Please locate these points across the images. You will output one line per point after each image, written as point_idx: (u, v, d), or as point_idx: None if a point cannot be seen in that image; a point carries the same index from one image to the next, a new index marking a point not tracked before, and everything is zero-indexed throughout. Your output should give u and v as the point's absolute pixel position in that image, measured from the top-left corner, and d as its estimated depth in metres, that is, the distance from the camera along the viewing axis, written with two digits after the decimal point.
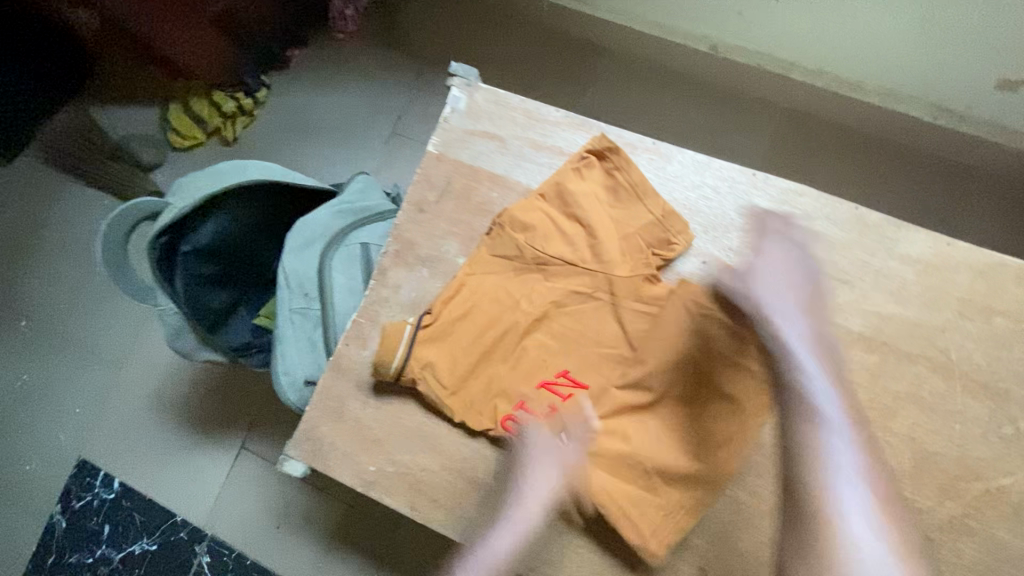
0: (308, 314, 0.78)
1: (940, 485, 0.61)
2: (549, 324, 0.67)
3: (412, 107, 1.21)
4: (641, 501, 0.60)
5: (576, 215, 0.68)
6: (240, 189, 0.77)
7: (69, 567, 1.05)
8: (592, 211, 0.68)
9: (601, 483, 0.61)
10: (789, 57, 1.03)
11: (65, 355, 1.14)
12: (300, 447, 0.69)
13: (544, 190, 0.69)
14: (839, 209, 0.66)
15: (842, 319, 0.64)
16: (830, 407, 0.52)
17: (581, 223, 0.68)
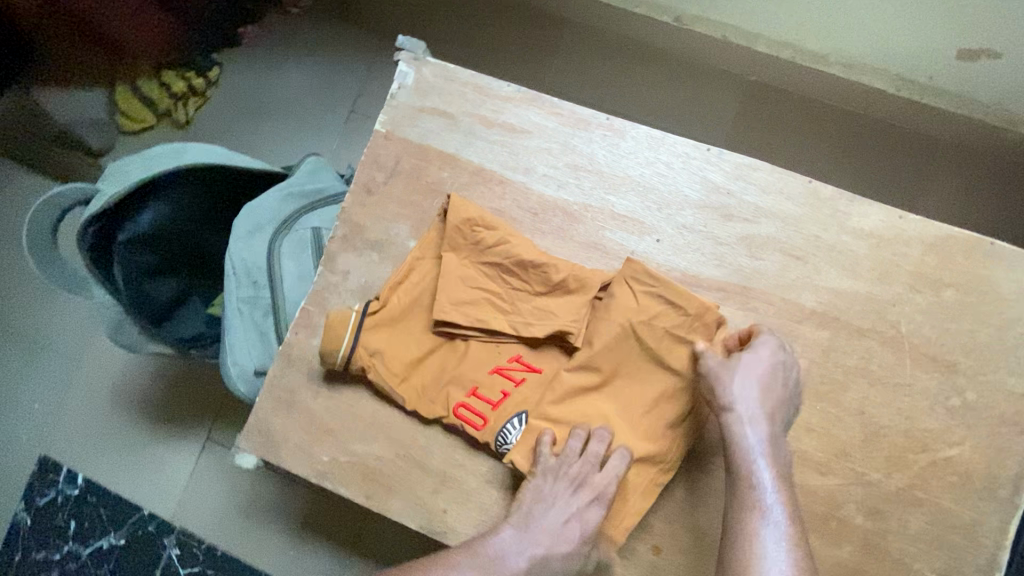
0: (257, 303, 0.75)
1: (888, 457, 0.61)
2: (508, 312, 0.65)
3: (371, 84, 1.16)
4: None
5: (492, 259, 0.66)
6: (180, 173, 0.74)
7: (36, 563, 1.12)
8: (516, 249, 0.65)
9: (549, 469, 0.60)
10: (755, 30, 0.97)
11: (25, 353, 1.18)
12: (251, 440, 0.69)
13: (456, 227, 0.66)
14: (793, 183, 0.65)
15: (794, 295, 0.63)
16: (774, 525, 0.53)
17: (497, 263, 0.66)
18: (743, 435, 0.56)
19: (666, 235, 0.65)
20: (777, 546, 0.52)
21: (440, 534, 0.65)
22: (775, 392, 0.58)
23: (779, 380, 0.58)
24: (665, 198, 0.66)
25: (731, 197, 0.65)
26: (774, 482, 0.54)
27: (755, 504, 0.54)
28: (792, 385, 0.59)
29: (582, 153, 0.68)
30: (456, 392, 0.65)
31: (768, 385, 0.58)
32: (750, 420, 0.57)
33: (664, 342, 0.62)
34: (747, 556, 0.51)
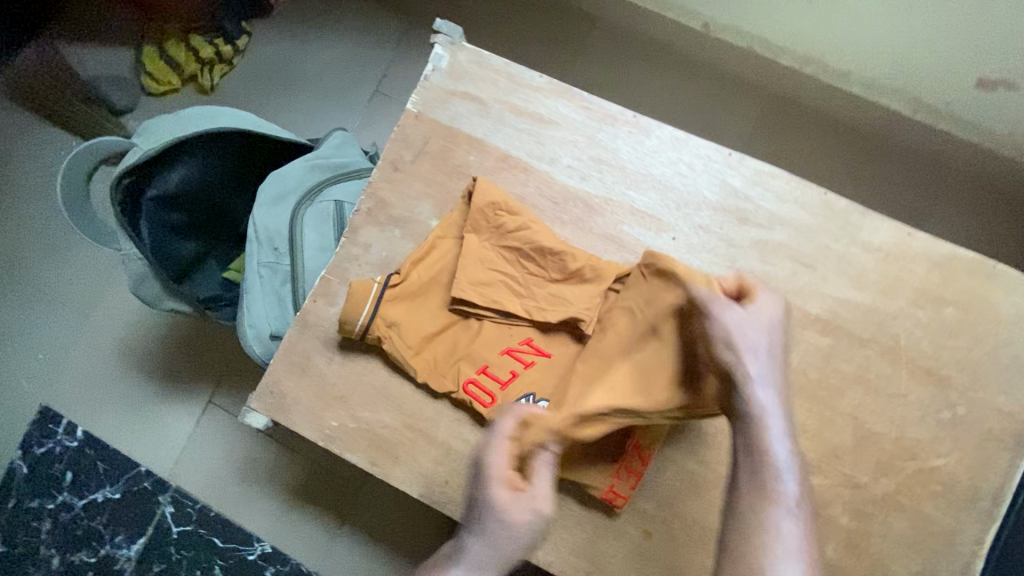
0: (277, 269, 0.77)
1: (876, 463, 0.64)
2: (528, 297, 0.67)
3: (398, 64, 1.18)
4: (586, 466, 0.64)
5: (512, 243, 0.68)
6: (211, 136, 0.76)
7: (30, 511, 1.14)
8: (538, 235, 0.67)
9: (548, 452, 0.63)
10: (781, 43, 1.00)
11: (34, 303, 1.19)
12: (262, 400, 0.70)
13: (478, 209, 0.68)
14: (809, 193, 0.67)
15: (801, 301, 0.66)
16: (790, 512, 0.52)
17: (518, 247, 0.67)
18: (766, 415, 0.54)
19: (682, 233, 0.68)
20: (795, 532, 0.51)
21: (440, 504, 0.67)
22: (780, 364, 0.56)
23: (780, 348, 0.57)
24: (684, 198, 0.68)
25: (748, 201, 0.67)
26: (790, 467, 0.53)
27: (774, 491, 0.52)
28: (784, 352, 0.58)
29: (607, 147, 0.70)
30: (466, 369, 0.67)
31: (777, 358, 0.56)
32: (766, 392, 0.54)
33: (660, 316, 0.63)
34: (766, 542, 0.50)
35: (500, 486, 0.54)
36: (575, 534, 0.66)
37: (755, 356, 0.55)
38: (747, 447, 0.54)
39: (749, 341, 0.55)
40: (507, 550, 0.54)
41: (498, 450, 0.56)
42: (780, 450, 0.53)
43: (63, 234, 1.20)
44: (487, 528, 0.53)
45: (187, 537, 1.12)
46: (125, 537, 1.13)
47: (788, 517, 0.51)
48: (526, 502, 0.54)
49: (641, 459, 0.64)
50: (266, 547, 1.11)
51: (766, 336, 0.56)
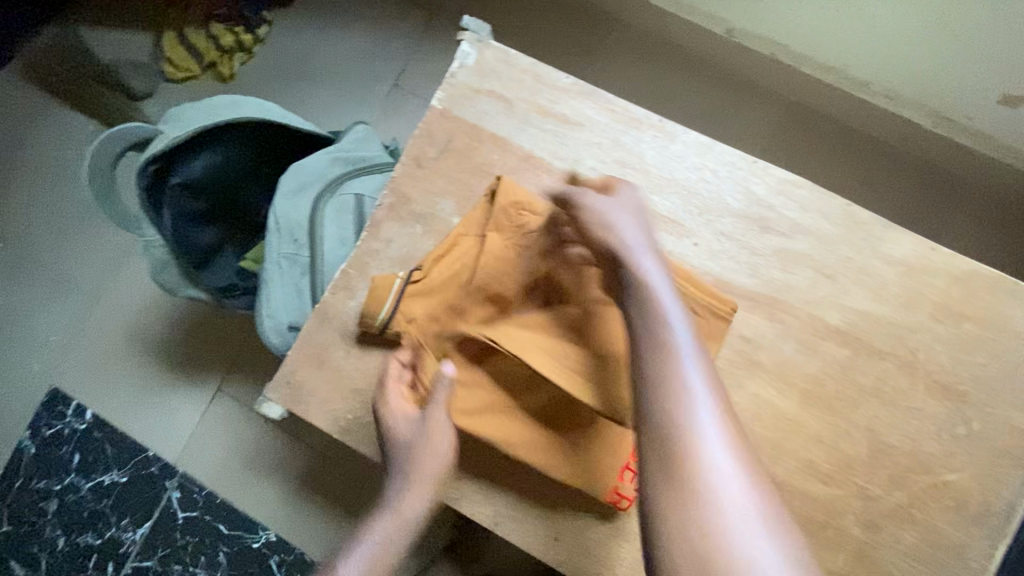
0: (296, 261, 0.77)
1: (890, 476, 0.64)
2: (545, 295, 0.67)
3: (417, 59, 1.18)
4: (601, 470, 0.64)
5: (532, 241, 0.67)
6: (236, 125, 0.76)
7: (37, 491, 1.15)
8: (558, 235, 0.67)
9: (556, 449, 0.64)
10: (805, 50, 1.00)
11: (46, 284, 1.19)
12: (278, 391, 0.71)
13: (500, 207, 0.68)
14: (832, 204, 0.67)
15: (820, 312, 0.66)
16: (692, 364, 0.51)
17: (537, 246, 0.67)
18: (648, 281, 0.55)
19: (704, 240, 0.68)
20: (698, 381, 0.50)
21: (452, 500, 0.68)
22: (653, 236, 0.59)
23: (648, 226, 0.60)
24: (707, 204, 0.68)
25: (771, 210, 0.67)
26: (683, 323, 0.53)
27: (671, 346, 0.51)
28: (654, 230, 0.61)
29: (631, 151, 0.70)
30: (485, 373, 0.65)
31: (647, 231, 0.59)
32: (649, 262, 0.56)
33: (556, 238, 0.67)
34: (672, 395, 0.49)
35: (399, 414, 0.64)
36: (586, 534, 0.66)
37: (629, 236, 0.58)
38: (636, 313, 0.54)
39: (617, 225, 0.59)
40: (428, 446, 0.63)
41: (393, 387, 0.65)
42: (669, 306, 0.53)
43: (78, 216, 1.20)
44: (399, 450, 0.64)
45: (192, 522, 1.13)
46: (131, 521, 1.13)
47: (690, 367, 0.50)
48: (417, 422, 0.63)
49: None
50: (271, 535, 1.12)
51: (636, 220, 0.60)
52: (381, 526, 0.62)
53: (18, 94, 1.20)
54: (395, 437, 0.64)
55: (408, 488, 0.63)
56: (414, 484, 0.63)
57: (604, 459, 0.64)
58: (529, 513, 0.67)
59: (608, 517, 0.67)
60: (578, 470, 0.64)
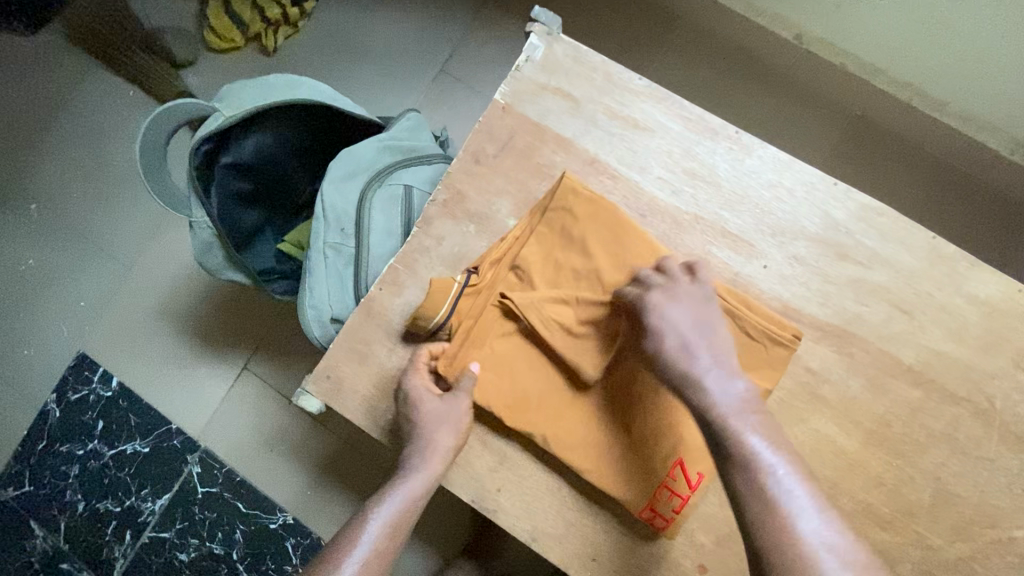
0: (342, 251, 0.75)
1: (953, 526, 0.61)
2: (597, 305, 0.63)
3: (466, 45, 1.14)
4: (628, 471, 0.62)
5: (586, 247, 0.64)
6: (289, 106, 0.73)
7: (59, 455, 1.15)
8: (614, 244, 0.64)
9: (590, 459, 0.63)
10: (879, 63, 0.94)
11: (79, 249, 1.18)
12: (318, 384, 0.69)
13: (557, 208, 0.65)
14: (917, 236, 0.63)
15: (894, 349, 0.62)
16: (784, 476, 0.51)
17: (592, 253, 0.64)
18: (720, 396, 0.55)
19: (774, 263, 0.64)
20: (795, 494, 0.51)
21: (489, 512, 0.66)
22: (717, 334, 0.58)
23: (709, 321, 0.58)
24: (782, 225, 0.64)
25: (849, 237, 0.64)
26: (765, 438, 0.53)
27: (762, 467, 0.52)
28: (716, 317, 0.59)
29: (704, 162, 0.66)
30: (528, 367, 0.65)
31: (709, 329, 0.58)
32: (709, 366, 0.56)
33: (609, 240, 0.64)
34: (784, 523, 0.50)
35: (422, 399, 0.63)
36: (626, 557, 0.65)
37: (687, 333, 0.57)
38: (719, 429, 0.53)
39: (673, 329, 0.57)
40: (451, 424, 0.63)
41: (415, 372, 0.65)
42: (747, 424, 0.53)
43: (113, 182, 1.19)
44: (418, 434, 0.63)
45: (211, 498, 1.13)
46: (151, 491, 1.13)
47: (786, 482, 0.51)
48: (439, 406, 0.63)
49: (687, 482, 0.62)
50: (288, 518, 1.12)
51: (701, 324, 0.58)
52: (392, 505, 0.62)
53: (60, 55, 1.19)
54: (414, 420, 0.63)
55: (425, 470, 0.63)
56: (431, 467, 0.63)
57: (636, 465, 0.62)
58: (570, 532, 0.65)
59: (642, 536, 0.65)
60: (613, 479, 0.62)
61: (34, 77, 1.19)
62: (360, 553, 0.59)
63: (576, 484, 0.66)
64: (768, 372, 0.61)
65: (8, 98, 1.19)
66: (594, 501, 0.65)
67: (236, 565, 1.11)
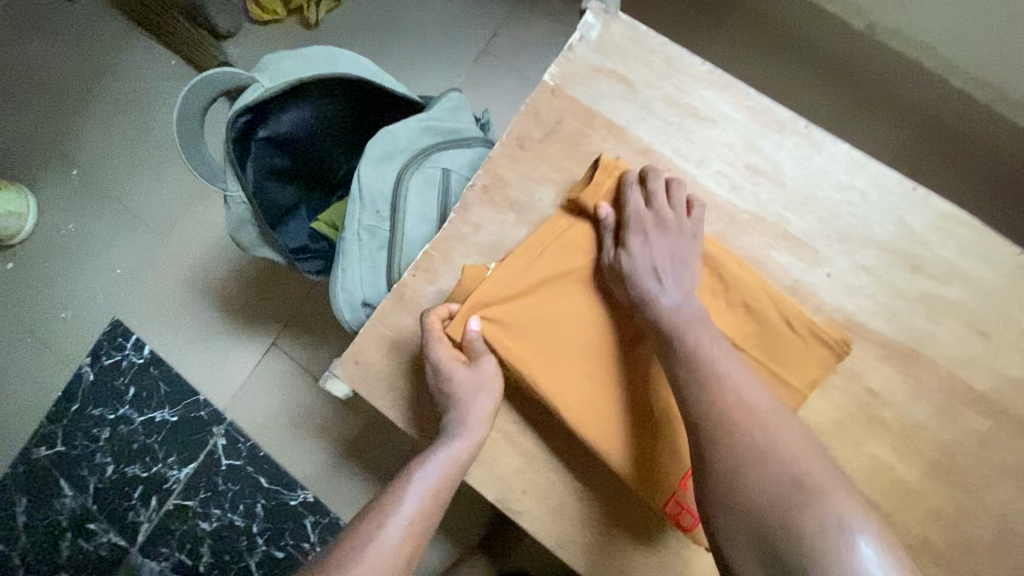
0: (376, 234, 0.72)
1: (1018, 569, 0.56)
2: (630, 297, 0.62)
3: (512, 24, 1.09)
4: (652, 463, 0.59)
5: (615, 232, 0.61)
6: (329, 80, 0.71)
7: (90, 418, 1.17)
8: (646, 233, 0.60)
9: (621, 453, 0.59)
10: (960, 59, 0.86)
11: (117, 216, 1.19)
12: (345, 369, 0.67)
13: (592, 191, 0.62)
14: (1003, 251, 0.57)
15: (966, 373, 0.57)
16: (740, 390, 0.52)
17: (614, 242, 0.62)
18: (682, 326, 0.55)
19: (838, 271, 0.59)
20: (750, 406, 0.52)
21: (514, 513, 0.63)
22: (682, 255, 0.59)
23: (679, 242, 0.59)
24: (849, 231, 0.59)
25: (925, 248, 0.58)
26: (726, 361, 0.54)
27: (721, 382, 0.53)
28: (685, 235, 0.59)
29: (767, 158, 0.61)
30: (554, 354, 0.61)
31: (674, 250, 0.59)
32: (671, 292, 0.57)
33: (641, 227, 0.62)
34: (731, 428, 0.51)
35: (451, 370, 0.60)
36: (655, 568, 0.62)
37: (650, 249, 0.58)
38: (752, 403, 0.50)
39: (644, 254, 0.58)
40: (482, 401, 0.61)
41: (439, 342, 0.62)
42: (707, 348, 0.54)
43: (152, 151, 1.19)
44: (454, 406, 0.60)
45: (234, 471, 1.14)
46: (177, 459, 1.15)
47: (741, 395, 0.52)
48: (469, 375, 0.61)
49: None
50: (308, 496, 1.12)
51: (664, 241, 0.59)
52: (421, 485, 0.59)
53: (106, 21, 1.20)
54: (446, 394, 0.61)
55: (462, 443, 0.60)
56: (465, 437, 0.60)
57: (660, 459, 0.59)
58: (596, 540, 0.63)
59: (670, 548, 0.62)
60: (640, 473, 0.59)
61: (80, 42, 1.20)
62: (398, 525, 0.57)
63: (603, 487, 0.63)
64: (811, 374, 0.58)
65: (55, 63, 1.20)
66: (621, 507, 0.63)
67: (255, 537, 1.12)
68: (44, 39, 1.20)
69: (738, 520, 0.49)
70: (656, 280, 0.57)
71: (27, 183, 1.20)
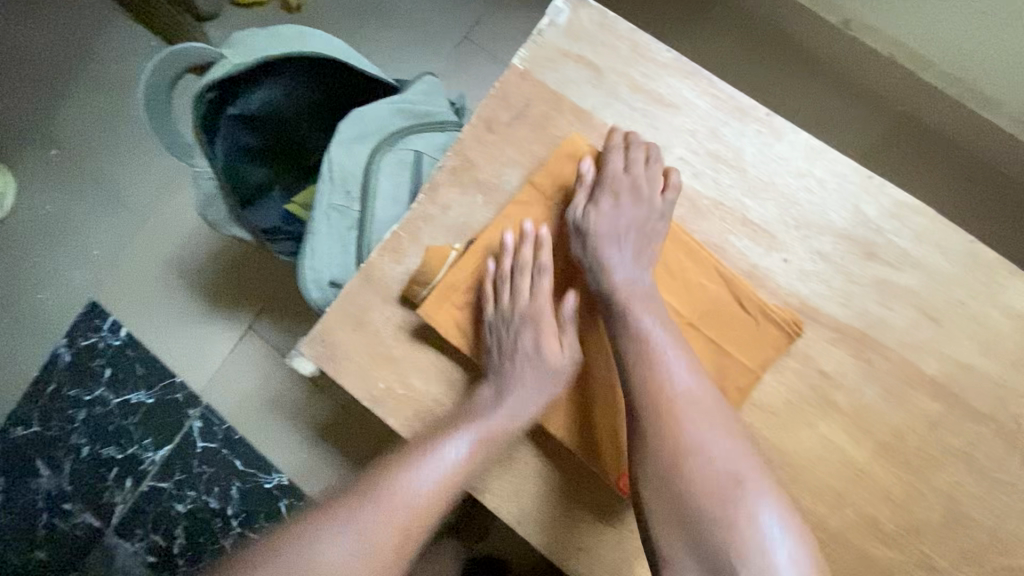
0: (346, 214, 0.73)
1: (962, 549, 0.58)
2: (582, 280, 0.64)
3: (494, 13, 1.10)
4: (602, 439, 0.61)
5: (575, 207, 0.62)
6: (300, 58, 0.71)
7: (67, 399, 1.17)
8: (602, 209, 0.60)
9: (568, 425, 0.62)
10: (931, 56, 0.88)
11: (94, 196, 1.19)
12: (312, 347, 0.67)
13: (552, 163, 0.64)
14: (954, 238, 0.58)
15: (916, 358, 0.58)
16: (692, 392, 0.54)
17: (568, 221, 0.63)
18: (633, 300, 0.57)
19: (796, 256, 0.60)
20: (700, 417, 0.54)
21: (476, 491, 0.64)
22: (643, 233, 0.60)
23: (642, 219, 0.60)
24: (807, 216, 0.60)
25: (880, 235, 0.59)
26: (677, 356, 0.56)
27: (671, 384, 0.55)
28: (649, 213, 0.60)
29: (729, 145, 0.62)
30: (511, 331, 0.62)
31: (636, 227, 0.60)
32: (624, 259, 0.59)
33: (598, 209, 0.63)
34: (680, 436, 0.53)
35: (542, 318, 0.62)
36: (613, 546, 0.63)
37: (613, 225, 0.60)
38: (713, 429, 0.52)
39: (611, 217, 0.60)
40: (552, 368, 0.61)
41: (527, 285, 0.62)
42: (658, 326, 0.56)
43: (131, 132, 1.19)
44: (509, 369, 0.61)
45: (210, 454, 1.14)
46: (153, 442, 1.15)
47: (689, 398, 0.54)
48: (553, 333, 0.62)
49: None
50: (283, 479, 1.13)
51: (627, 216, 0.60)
52: (440, 464, 0.59)
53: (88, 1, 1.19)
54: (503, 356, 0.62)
55: (502, 422, 0.61)
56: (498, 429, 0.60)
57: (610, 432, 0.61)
58: (555, 517, 0.64)
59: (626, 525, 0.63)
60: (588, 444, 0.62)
61: (61, 21, 1.19)
62: (372, 534, 0.56)
63: (560, 464, 0.64)
64: (760, 355, 0.59)
65: (34, 41, 1.19)
66: (580, 486, 0.64)
67: (230, 520, 1.12)
68: (24, 17, 1.19)
69: (661, 498, 0.52)
70: (612, 247, 0.59)
71: (5, 162, 1.19)
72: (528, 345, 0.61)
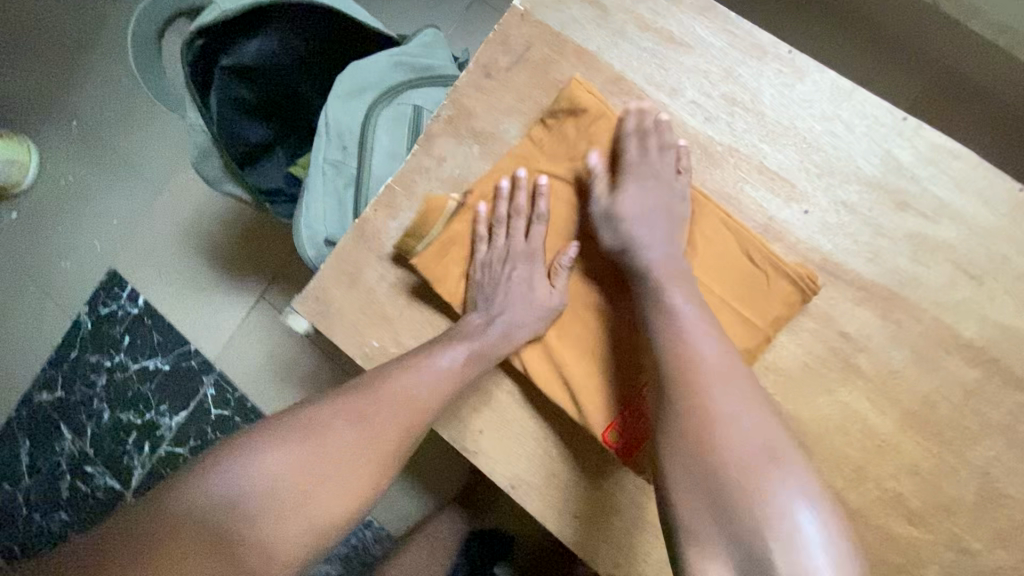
0: (342, 169, 0.70)
1: (997, 529, 0.52)
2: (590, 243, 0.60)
3: None
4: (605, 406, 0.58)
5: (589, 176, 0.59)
6: (292, 6, 0.68)
7: (89, 364, 1.20)
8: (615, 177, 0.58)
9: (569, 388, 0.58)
10: None
11: (111, 166, 1.20)
12: (305, 304, 0.66)
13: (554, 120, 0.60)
14: (999, 186, 0.52)
15: (952, 320, 0.53)
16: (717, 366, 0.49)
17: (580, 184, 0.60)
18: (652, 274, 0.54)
19: (818, 208, 0.55)
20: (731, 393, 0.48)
21: (470, 453, 0.62)
22: (661, 204, 0.56)
23: (661, 190, 0.56)
24: (829, 162, 0.55)
25: (914, 183, 0.53)
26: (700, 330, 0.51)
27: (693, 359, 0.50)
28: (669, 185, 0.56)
29: (746, 87, 0.57)
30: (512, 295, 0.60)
31: (652, 197, 0.56)
32: (644, 235, 0.55)
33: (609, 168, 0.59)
34: (706, 412, 0.47)
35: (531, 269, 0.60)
36: (612, 515, 0.60)
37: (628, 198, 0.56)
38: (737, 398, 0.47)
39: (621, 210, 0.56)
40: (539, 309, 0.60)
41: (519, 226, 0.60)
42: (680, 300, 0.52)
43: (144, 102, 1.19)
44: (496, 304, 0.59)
45: (223, 420, 1.15)
46: (169, 407, 1.17)
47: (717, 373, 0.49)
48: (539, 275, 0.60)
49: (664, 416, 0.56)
50: None
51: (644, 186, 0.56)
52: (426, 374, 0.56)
53: None
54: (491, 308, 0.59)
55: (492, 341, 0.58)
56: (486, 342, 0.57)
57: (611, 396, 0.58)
58: (551, 484, 0.61)
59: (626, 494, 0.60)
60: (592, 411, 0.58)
61: None
62: (352, 438, 0.53)
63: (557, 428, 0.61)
64: (770, 312, 0.55)
65: (52, 11, 1.20)
66: (577, 451, 0.61)
67: None
68: None
69: (686, 481, 0.46)
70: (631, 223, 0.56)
71: (28, 132, 1.22)
72: (517, 289, 0.59)
